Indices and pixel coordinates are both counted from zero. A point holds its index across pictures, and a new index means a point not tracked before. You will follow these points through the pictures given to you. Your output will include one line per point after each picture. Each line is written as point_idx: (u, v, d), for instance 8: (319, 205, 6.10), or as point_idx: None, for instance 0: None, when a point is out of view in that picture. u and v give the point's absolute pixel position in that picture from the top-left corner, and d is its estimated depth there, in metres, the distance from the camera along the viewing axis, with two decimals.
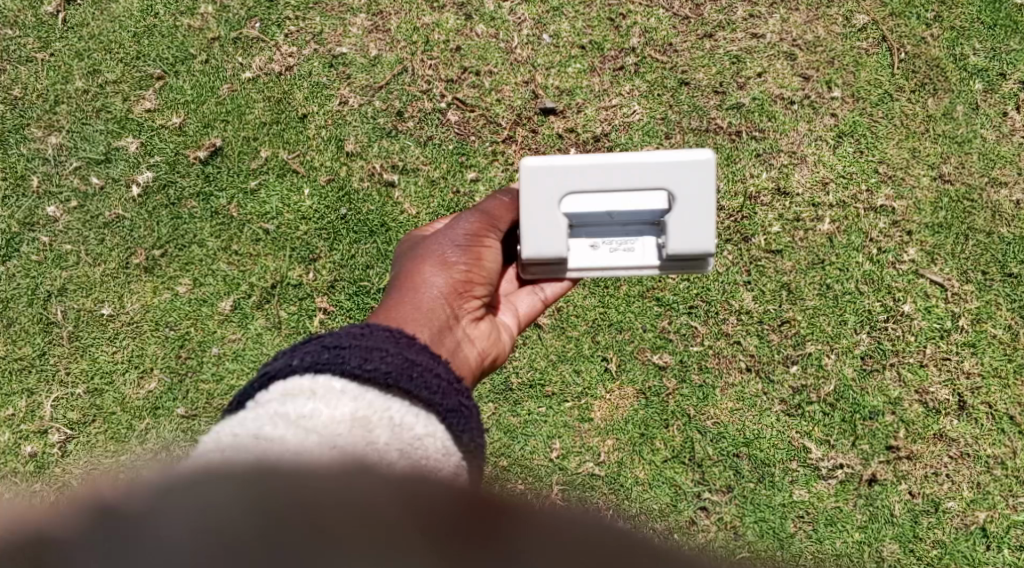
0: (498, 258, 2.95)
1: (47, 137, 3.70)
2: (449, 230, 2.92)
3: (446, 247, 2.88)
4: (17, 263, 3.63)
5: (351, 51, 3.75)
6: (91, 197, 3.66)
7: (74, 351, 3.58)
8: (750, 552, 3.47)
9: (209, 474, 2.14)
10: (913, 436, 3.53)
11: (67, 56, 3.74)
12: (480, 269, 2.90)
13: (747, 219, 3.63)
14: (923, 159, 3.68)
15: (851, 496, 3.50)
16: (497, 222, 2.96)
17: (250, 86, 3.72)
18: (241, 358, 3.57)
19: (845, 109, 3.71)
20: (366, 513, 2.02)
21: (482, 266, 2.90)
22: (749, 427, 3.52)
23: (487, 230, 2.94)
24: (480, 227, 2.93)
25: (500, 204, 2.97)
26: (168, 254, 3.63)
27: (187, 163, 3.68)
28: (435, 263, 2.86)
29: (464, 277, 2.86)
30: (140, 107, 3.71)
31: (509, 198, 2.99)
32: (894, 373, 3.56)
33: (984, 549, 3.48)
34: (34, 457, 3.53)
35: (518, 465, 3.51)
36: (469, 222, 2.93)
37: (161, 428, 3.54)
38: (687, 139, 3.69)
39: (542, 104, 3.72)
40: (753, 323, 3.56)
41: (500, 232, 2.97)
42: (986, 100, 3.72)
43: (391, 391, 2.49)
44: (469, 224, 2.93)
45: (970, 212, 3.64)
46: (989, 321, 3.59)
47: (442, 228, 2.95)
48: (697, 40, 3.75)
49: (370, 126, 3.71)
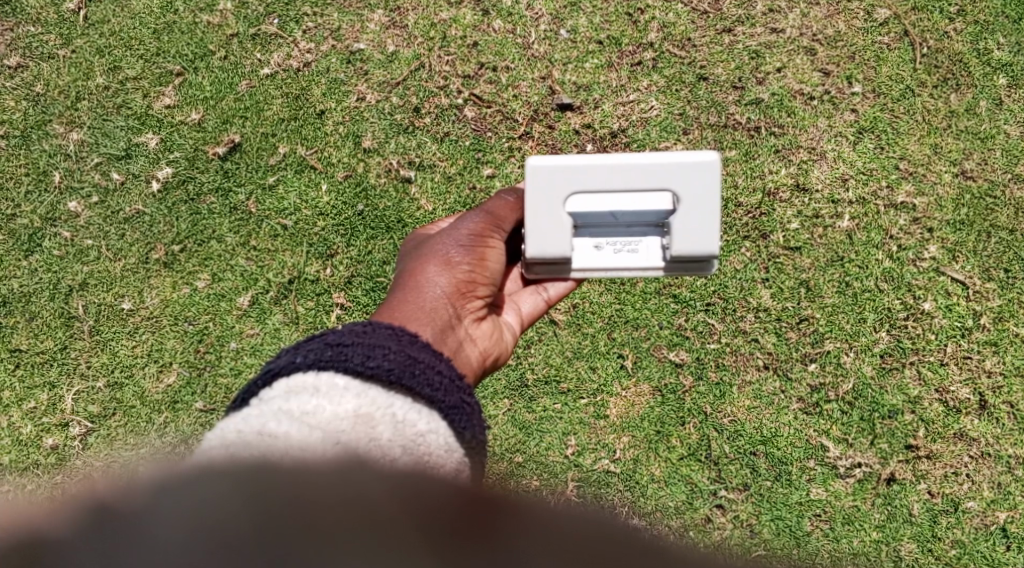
0: (502, 258, 2.96)
1: (68, 133, 3.73)
2: (453, 231, 2.93)
3: (450, 248, 2.89)
4: (39, 257, 3.66)
5: (368, 48, 3.76)
6: (112, 193, 3.69)
7: (95, 345, 3.62)
8: (766, 550, 3.44)
9: (211, 471, 2.16)
10: (933, 435, 3.49)
11: (88, 53, 3.77)
12: (483, 269, 2.90)
13: (766, 215, 3.60)
14: (946, 155, 3.64)
15: (869, 495, 3.46)
16: (502, 223, 2.97)
17: (268, 82, 3.74)
18: (258, 352, 3.59)
19: (866, 104, 3.68)
20: (365, 509, 2.03)
21: (485, 266, 2.91)
22: (766, 425, 3.50)
23: (493, 231, 2.95)
24: (484, 227, 2.94)
25: (504, 204, 2.99)
26: (187, 249, 3.66)
27: (207, 159, 3.70)
28: (438, 263, 2.86)
29: (467, 276, 2.87)
30: (160, 103, 3.74)
31: (514, 198, 3.00)
32: (914, 372, 3.52)
33: (1005, 550, 3.44)
34: (55, 450, 3.56)
35: (532, 461, 3.49)
36: (474, 222, 2.94)
37: (179, 422, 3.56)
38: (705, 134, 3.66)
39: (560, 100, 3.71)
40: (771, 321, 3.54)
41: (505, 232, 2.99)
42: (1010, 95, 3.67)
43: (394, 388, 2.50)
44: (473, 224, 2.94)
45: (993, 209, 3.60)
46: (1012, 319, 3.55)
47: (446, 228, 2.96)
48: (716, 35, 3.73)
49: (387, 122, 3.71)
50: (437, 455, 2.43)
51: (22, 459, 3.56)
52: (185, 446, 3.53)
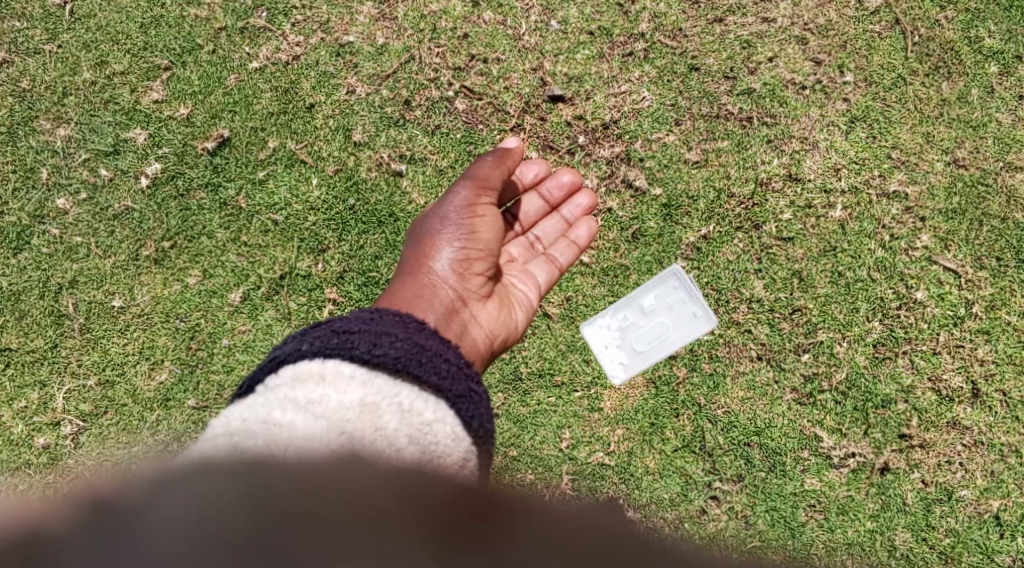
0: (494, 223, 3.03)
1: (55, 130, 3.69)
2: (443, 205, 2.99)
3: (444, 224, 2.96)
4: (28, 256, 3.63)
5: (358, 40, 3.73)
6: (101, 189, 3.66)
7: (86, 343, 3.59)
8: (761, 541, 3.45)
9: (218, 474, 2.13)
10: (926, 424, 3.50)
11: (74, 48, 3.73)
12: (480, 243, 2.98)
13: (759, 206, 3.60)
14: (937, 143, 3.64)
15: (863, 485, 3.47)
16: (488, 188, 3.03)
17: (257, 76, 3.71)
18: (251, 349, 3.58)
19: (858, 93, 3.67)
20: (378, 511, 2.02)
21: (481, 239, 2.98)
22: (761, 416, 3.50)
23: (480, 197, 3.01)
24: (472, 197, 3.00)
25: (487, 166, 3.04)
26: (178, 246, 3.63)
27: (196, 154, 3.67)
28: (436, 241, 2.94)
29: (466, 252, 2.95)
30: (148, 98, 3.70)
31: (492, 159, 3.05)
32: (906, 361, 3.52)
33: (997, 538, 3.45)
34: (47, 449, 3.54)
35: (527, 455, 3.49)
36: (461, 194, 2.99)
37: (172, 419, 3.55)
38: (697, 125, 3.65)
39: (551, 91, 3.69)
40: (764, 312, 3.54)
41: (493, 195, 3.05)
42: (1002, 82, 3.67)
43: (400, 376, 2.50)
44: (461, 195, 2.99)
45: (984, 197, 3.60)
46: (1004, 307, 3.56)
47: (437, 204, 3.01)
48: (707, 26, 3.71)
49: (378, 115, 3.69)
50: (444, 445, 2.43)
51: (14, 459, 3.54)
52: (179, 443, 3.52)
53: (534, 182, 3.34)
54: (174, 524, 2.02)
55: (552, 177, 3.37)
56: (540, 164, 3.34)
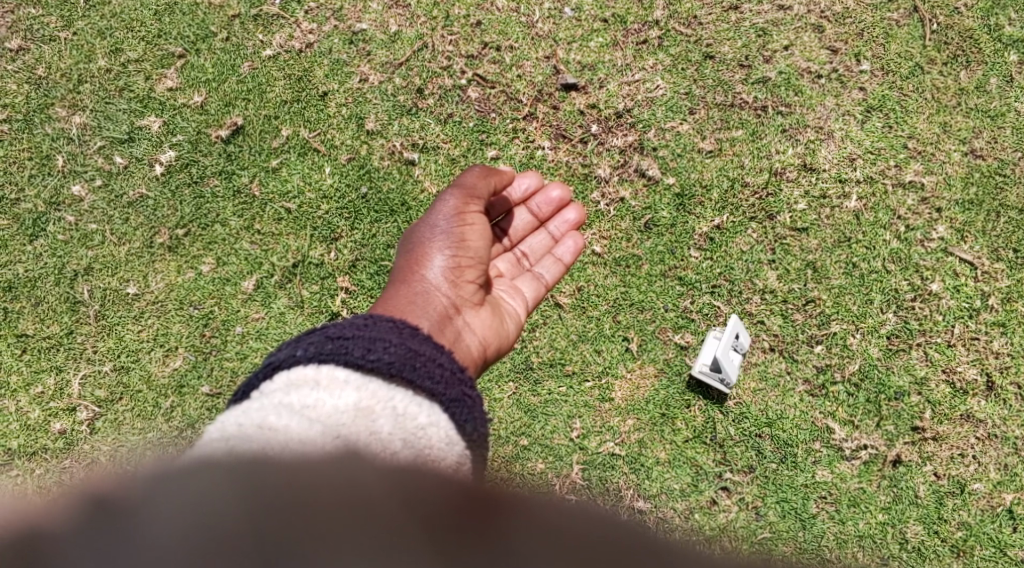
0: (484, 230, 3.01)
1: (70, 117, 3.70)
2: (433, 213, 2.98)
3: (434, 231, 2.94)
4: (44, 243, 3.63)
5: (371, 28, 3.73)
6: (116, 176, 3.67)
7: (101, 329, 3.59)
8: (772, 532, 3.43)
9: (212, 473, 2.15)
10: (939, 417, 3.47)
11: (89, 35, 3.74)
12: (471, 250, 2.96)
13: (773, 196, 3.58)
14: (955, 133, 3.60)
15: (875, 477, 3.45)
16: (477, 197, 3.02)
17: (271, 63, 3.72)
18: (264, 336, 3.58)
19: (874, 82, 3.64)
20: (370, 511, 2.04)
21: (472, 247, 2.96)
22: (772, 408, 3.48)
23: (469, 205, 3.00)
24: (461, 203, 2.98)
25: (474, 177, 3.05)
26: (191, 233, 3.64)
27: (210, 142, 3.68)
28: (426, 249, 2.92)
29: (457, 260, 2.93)
30: (162, 85, 3.72)
31: (480, 171, 3.06)
32: (920, 353, 3.50)
33: (1010, 532, 3.42)
34: (63, 435, 3.53)
35: (538, 444, 3.48)
36: (451, 200, 2.98)
37: (186, 405, 3.55)
38: (711, 114, 3.63)
39: (564, 79, 3.67)
40: (776, 303, 3.52)
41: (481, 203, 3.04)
42: (1021, 71, 3.62)
43: (394, 380, 2.52)
44: (451, 202, 2.98)
45: (1002, 188, 3.57)
46: (1021, 300, 3.52)
47: (427, 212, 3.01)
48: (722, 13, 3.69)
49: (390, 104, 3.69)
50: (438, 448, 2.43)
51: (31, 444, 3.53)
52: (193, 430, 3.54)
53: (524, 197, 3.32)
54: (169, 524, 2.03)
55: (542, 192, 3.36)
56: (533, 178, 3.32)
